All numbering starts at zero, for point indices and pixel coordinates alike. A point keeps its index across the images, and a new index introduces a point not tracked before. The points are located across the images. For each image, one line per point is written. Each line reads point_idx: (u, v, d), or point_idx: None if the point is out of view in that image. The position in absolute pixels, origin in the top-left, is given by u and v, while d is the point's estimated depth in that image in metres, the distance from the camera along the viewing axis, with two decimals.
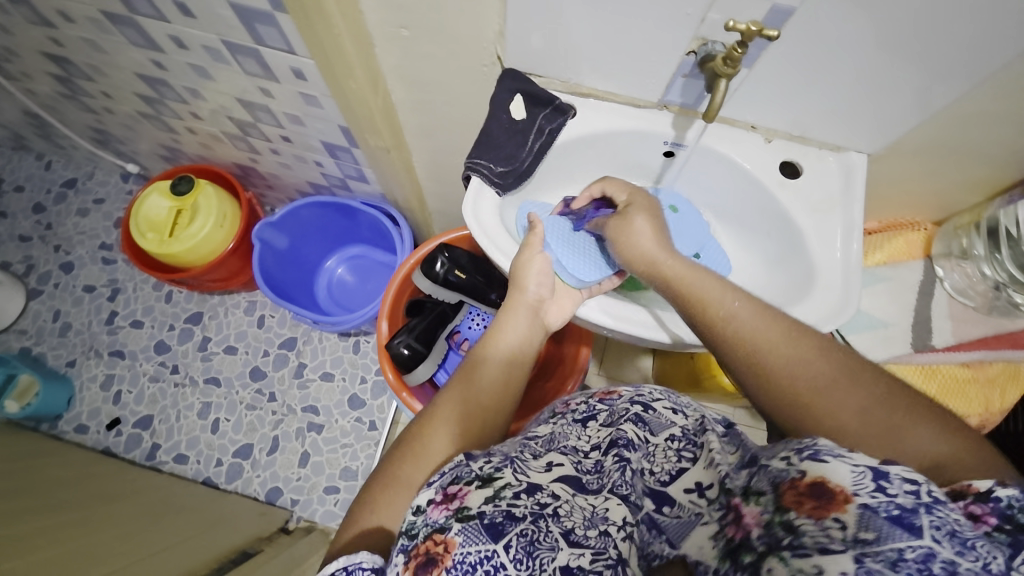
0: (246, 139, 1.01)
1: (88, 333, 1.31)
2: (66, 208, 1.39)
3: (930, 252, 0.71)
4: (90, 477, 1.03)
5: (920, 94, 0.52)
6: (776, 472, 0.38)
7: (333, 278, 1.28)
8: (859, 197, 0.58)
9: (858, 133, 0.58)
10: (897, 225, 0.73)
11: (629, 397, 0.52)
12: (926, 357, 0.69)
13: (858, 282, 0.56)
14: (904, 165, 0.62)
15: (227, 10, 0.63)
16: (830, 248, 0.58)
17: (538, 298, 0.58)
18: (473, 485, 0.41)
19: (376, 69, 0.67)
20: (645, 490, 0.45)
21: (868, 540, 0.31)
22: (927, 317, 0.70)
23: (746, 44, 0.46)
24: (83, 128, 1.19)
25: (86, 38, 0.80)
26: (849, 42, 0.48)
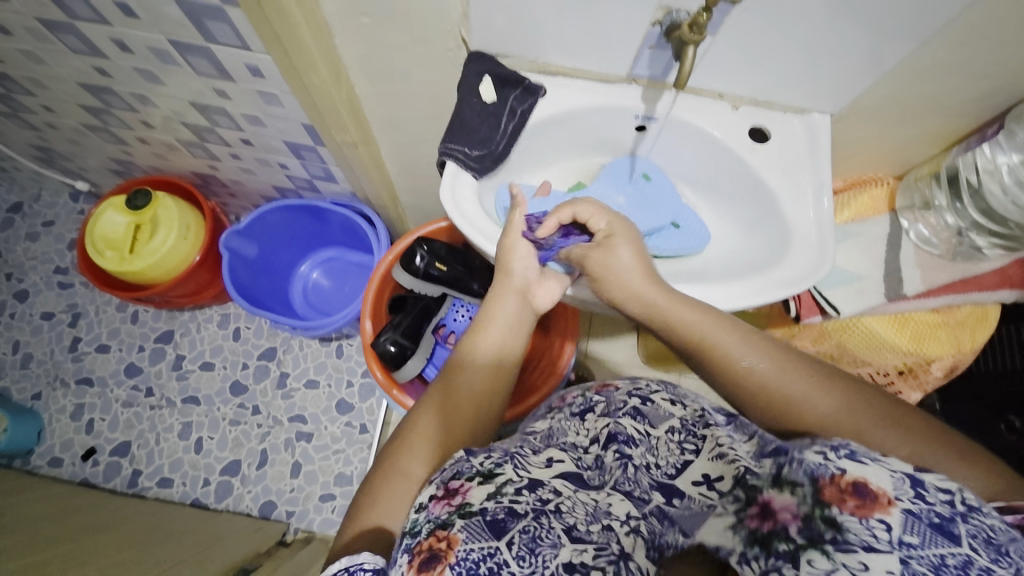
0: (204, 145, 0.97)
1: (52, 362, 1.24)
2: (13, 233, 1.31)
3: (895, 205, 0.74)
4: (70, 511, 0.98)
5: (876, 52, 0.53)
6: (812, 466, 0.37)
7: (308, 283, 1.25)
8: (825, 153, 0.60)
9: (819, 95, 0.60)
10: (861, 182, 0.75)
11: (625, 391, 0.56)
12: (901, 306, 0.72)
13: (830, 239, 0.57)
14: (866, 123, 0.64)
15: (173, 7, 0.59)
16: (803, 208, 0.59)
17: (525, 281, 0.58)
18: (475, 481, 0.42)
19: (338, 61, 0.65)
20: (652, 482, 0.46)
21: (914, 543, 0.32)
22: (898, 267, 0.71)
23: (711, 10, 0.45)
24: (23, 147, 1.12)
25: (18, 48, 0.74)
26: (807, 6, 0.49)
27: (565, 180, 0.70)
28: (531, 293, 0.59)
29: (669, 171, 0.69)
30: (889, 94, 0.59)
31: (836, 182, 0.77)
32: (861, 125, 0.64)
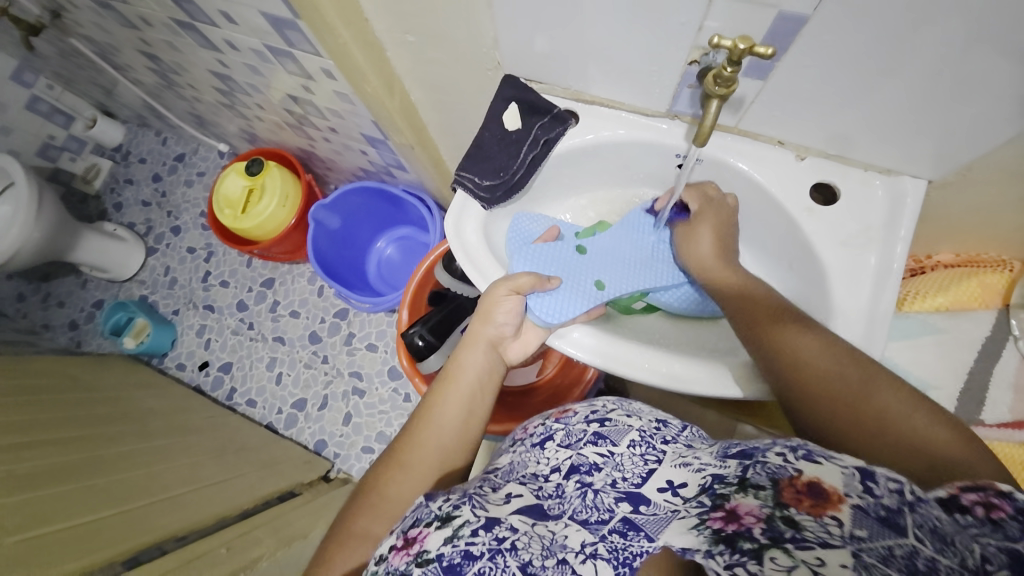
0: (302, 127, 1.09)
1: (189, 287, 1.51)
2: (176, 178, 1.61)
3: (1008, 301, 0.71)
4: (178, 410, 1.21)
5: (1013, 105, 0.44)
6: (774, 469, 0.39)
7: (382, 257, 1.35)
8: (903, 231, 0.56)
9: (908, 159, 0.55)
10: (975, 263, 0.71)
11: (585, 416, 0.54)
12: (976, 432, 0.69)
13: (880, 338, 0.54)
14: (972, 195, 0.57)
15: (261, 19, 0.66)
16: (855, 293, 0.57)
17: (498, 335, 0.62)
18: (433, 526, 0.40)
19: (391, 72, 0.70)
20: (619, 494, 0.45)
21: (863, 536, 0.33)
22: (983, 385, 0.70)
23: (735, 64, 0.45)
24: (183, 113, 1.37)
25: (165, 39, 0.91)
26: (921, 32, 0.41)
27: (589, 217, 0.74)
28: (503, 345, 0.63)
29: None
30: (1005, 166, 0.51)
31: (946, 255, 0.73)
32: (972, 194, 0.57)
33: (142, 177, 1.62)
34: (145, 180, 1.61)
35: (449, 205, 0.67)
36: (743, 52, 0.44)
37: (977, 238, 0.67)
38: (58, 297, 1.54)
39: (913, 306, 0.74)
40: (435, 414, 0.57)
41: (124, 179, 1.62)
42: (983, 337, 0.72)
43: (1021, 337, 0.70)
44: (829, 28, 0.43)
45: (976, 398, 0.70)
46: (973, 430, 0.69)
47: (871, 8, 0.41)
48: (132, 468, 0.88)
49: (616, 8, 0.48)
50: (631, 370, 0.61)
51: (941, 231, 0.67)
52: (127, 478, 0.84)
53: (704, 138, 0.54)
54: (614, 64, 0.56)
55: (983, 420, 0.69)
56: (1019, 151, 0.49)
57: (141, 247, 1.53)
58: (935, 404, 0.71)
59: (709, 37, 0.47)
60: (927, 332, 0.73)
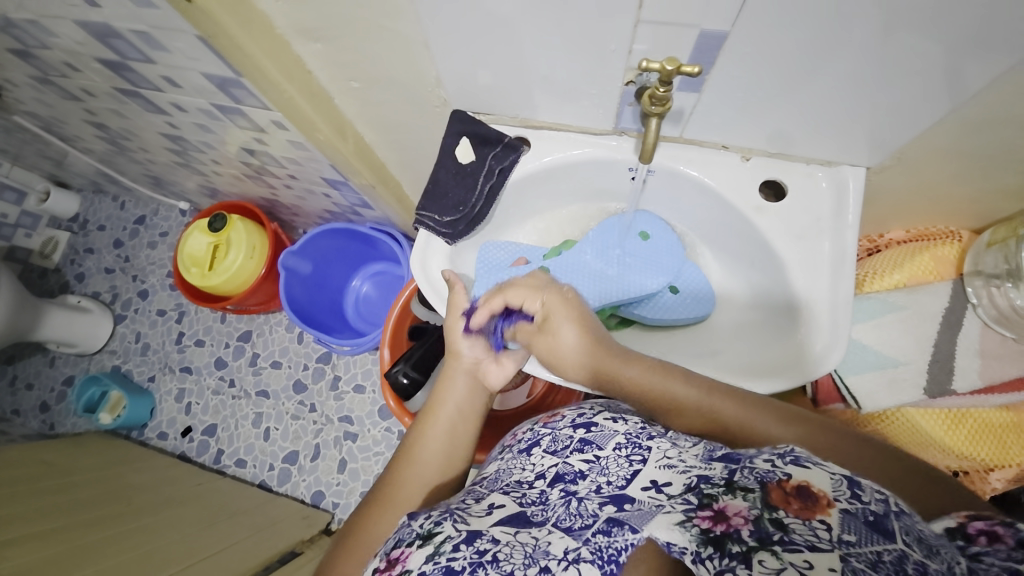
0: (261, 178, 1.08)
1: (163, 351, 1.46)
2: (139, 242, 1.55)
3: (962, 270, 0.73)
4: (163, 483, 1.16)
5: (941, 86, 0.47)
6: (762, 472, 0.39)
7: (359, 296, 1.33)
8: (853, 218, 0.59)
9: (844, 150, 0.58)
10: (926, 236, 0.75)
11: (571, 420, 0.56)
12: (952, 401, 0.73)
13: (846, 323, 0.56)
14: (913, 175, 0.60)
15: (205, 80, 0.66)
16: (816, 283, 0.59)
17: (472, 361, 0.63)
18: (415, 545, 0.40)
19: (340, 117, 0.70)
20: (603, 499, 0.45)
21: (851, 541, 0.34)
22: (949, 357, 0.72)
23: (667, 83, 0.48)
24: (139, 175, 1.34)
25: (110, 108, 0.91)
26: (849, 27, 0.43)
27: (554, 238, 0.75)
28: (480, 372, 0.64)
29: (672, 221, 0.71)
30: (937, 146, 0.54)
31: (897, 233, 0.77)
32: (915, 174, 0.60)
33: (103, 245, 1.57)
34: (106, 248, 1.56)
35: (414, 243, 0.67)
36: (672, 72, 0.46)
37: (928, 213, 0.70)
38: (24, 380, 1.47)
39: (873, 285, 0.77)
40: (418, 448, 0.58)
41: (84, 249, 1.57)
42: (942, 309, 0.74)
43: (978, 304, 0.72)
44: (749, 40, 0.46)
45: (945, 367, 0.72)
46: (948, 401, 0.73)
47: (786, 18, 0.43)
48: (116, 553, 0.83)
49: (554, 36, 0.49)
50: None
51: (893, 211, 0.70)
52: (114, 564, 0.80)
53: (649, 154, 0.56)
54: (557, 88, 0.57)
55: (956, 388, 0.72)
56: (949, 133, 0.52)
57: (108, 316, 1.48)
58: (909, 379, 0.74)
59: (639, 60, 0.49)
60: (886, 311, 0.76)
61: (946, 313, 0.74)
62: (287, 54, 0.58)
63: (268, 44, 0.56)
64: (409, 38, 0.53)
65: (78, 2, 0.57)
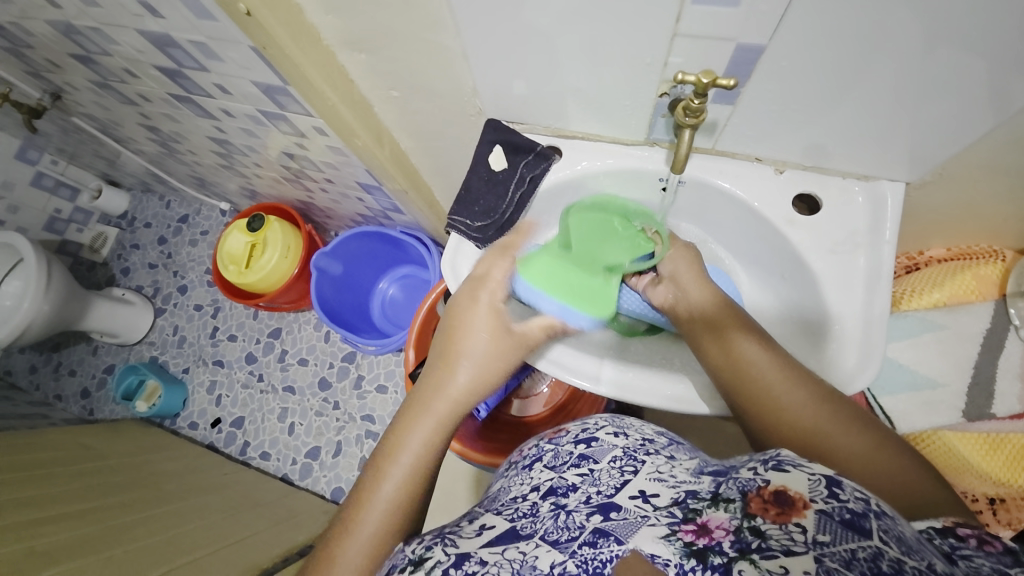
0: (299, 180, 1.12)
1: (198, 344, 1.52)
2: (181, 239, 1.63)
3: (1004, 291, 0.71)
4: (192, 471, 1.20)
5: (987, 98, 0.45)
6: (744, 482, 0.40)
7: (385, 298, 1.36)
8: (889, 233, 0.58)
9: (882, 165, 0.57)
10: (967, 255, 0.72)
11: (574, 436, 0.55)
12: (988, 425, 0.70)
13: (880, 340, 0.55)
14: (951, 193, 0.59)
15: (253, 87, 0.70)
16: (849, 299, 0.58)
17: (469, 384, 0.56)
18: (405, 572, 0.41)
19: (378, 124, 0.73)
20: (591, 509, 0.43)
21: (825, 541, 0.34)
22: (991, 377, 0.70)
23: (702, 95, 0.49)
24: (185, 176, 1.41)
25: (164, 112, 0.96)
26: (888, 38, 0.43)
27: None
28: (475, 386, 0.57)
29: (704, 232, 0.71)
30: (979, 162, 0.53)
31: (938, 250, 0.74)
32: (956, 190, 0.58)
33: (148, 241, 1.65)
34: (150, 244, 1.65)
35: (444, 249, 0.69)
36: (708, 84, 0.47)
37: (971, 231, 0.67)
38: (69, 366, 1.56)
39: (911, 303, 0.75)
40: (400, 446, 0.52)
41: (131, 245, 1.66)
42: (983, 329, 0.72)
43: (1021, 326, 0.70)
44: (785, 53, 0.46)
45: (985, 391, 0.70)
46: (983, 425, 0.70)
47: (824, 29, 0.43)
48: (146, 537, 0.87)
49: (589, 48, 0.50)
50: (644, 398, 0.64)
51: (932, 228, 0.68)
52: (145, 546, 0.83)
53: (682, 161, 0.56)
54: (590, 99, 0.58)
55: (994, 414, 0.69)
56: (992, 150, 0.51)
57: (149, 309, 1.56)
58: (944, 403, 0.72)
59: (673, 73, 0.50)
60: (924, 330, 0.74)
61: (987, 334, 0.71)
62: (331, 63, 0.62)
63: (315, 55, 0.59)
64: (448, 49, 0.55)
65: (143, 13, 0.62)
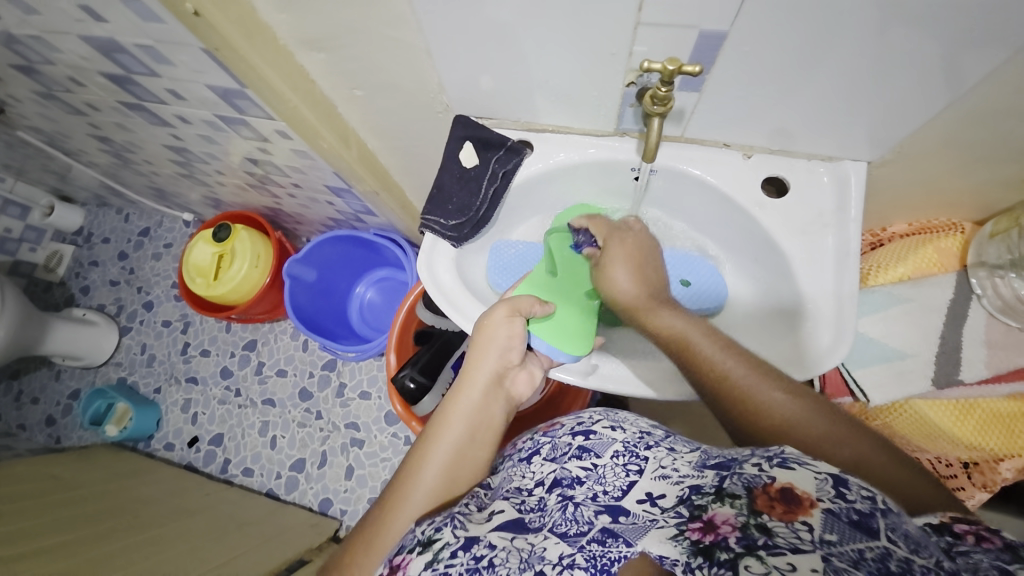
0: (265, 187, 1.09)
1: (169, 362, 1.46)
2: (143, 254, 1.56)
3: (966, 261, 0.73)
4: (171, 494, 1.16)
5: (939, 75, 0.47)
6: (749, 477, 0.40)
7: (363, 302, 1.33)
8: (854, 212, 0.59)
9: (845, 146, 0.58)
10: (929, 229, 0.75)
11: (570, 428, 0.56)
12: (956, 392, 0.73)
13: (852, 317, 0.57)
14: (911, 170, 0.61)
15: (209, 92, 0.67)
16: (820, 278, 0.59)
17: (499, 368, 0.61)
18: (416, 552, 0.42)
19: (344, 125, 0.71)
20: (599, 507, 0.45)
21: (833, 541, 0.34)
22: (957, 346, 0.73)
23: (668, 83, 0.49)
24: (144, 187, 1.35)
25: (115, 121, 0.92)
26: (846, 19, 0.43)
27: None
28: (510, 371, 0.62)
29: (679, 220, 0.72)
30: (937, 138, 0.55)
31: (900, 226, 0.77)
32: (915, 167, 0.60)
33: (108, 257, 1.58)
34: (110, 260, 1.57)
35: (419, 250, 0.68)
36: (674, 72, 0.47)
37: (931, 205, 0.70)
38: (30, 394, 1.48)
39: (878, 279, 0.78)
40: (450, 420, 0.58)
41: (89, 262, 1.58)
42: (947, 301, 0.75)
43: (983, 295, 0.73)
44: (747, 39, 0.46)
45: (952, 359, 0.73)
46: (953, 392, 0.74)
47: (784, 14, 0.43)
48: (125, 566, 0.83)
49: (555, 39, 0.50)
50: (625, 387, 0.65)
51: (895, 204, 0.70)
52: None
53: (653, 150, 0.57)
54: (558, 92, 0.58)
55: (962, 380, 0.72)
56: (947, 126, 0.53)
57: (114, 328, 1.49)
58: (915, 372, 0.75)
59: (639, 62, 0.49)
60: (893, 303, 0.77)
61: (952, 304, 0.74)
62: (291, 64, 0.59)
63: (272, 55, 0.57)
64: (411, 45, 0.53)
65: (84, 17, 0.58)
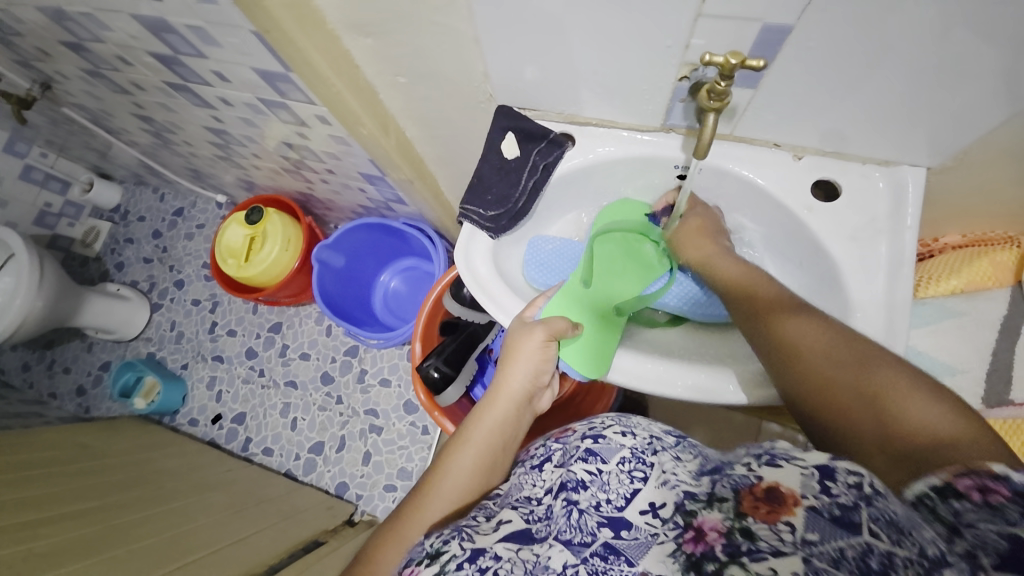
0: (298, 172, 1.10)
1: (196, 340, 1.50)
2: (177, 233, 1.60)
3: (1022, 277, 0.70)
4: (192, 468, 1.19)
5: (1015, 79, 0.44)
6: (738, 479, 0.40)
7: (388, 290, 1.34)
8: (910, 219, 0.57)
9: (904, 150, 0.56)
10: (983, 241, 0.72)
11: (581, 434, 0.55)
12: (1007, 412, 0.69)
13: (903, 327, 0.55)
14: (974, 177, 0.58)
15: (253, 75, 0.68)
16: (870, 285, 0.57)
17: (531, 385, 0.63)
18: (423, 564, 0.42)
19: (384, 112, 0.71)
20: (602, 518, 0.44)
21: (813, 541, 0.34)
22: (1010, 364, 0.70)
23: (727, 78, 0.47)
24: (181, 168, 1.39)
25: (159, 102, 0.94)
26: (917, 20, 0.41)
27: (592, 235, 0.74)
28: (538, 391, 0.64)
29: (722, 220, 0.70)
30: (1005, 148, 0.52)
31: (953, 236, 0.74)
32: (976, 177, 0.58)
33: (143, 235, 1.62)
34: (145, 238, 1.62)
35: (456, 239, 0.68)
36: (735, 66, 0.45)
37: (988, 217, 0.67)
38: (64, 364, 1.53)
39: (929, 290, 0.75)
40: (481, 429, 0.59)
41: (125, 239, 1.63)
42: (1003, 315, 0.72)
43: None
44: (812, 35, 0.45)
45: (1004, 377, 0.70)
46: (1000, 412, 0.69)
47: (852, 12, 0.42)
48: (149, 535, 0.86)
49: (609, 29, 0.49)
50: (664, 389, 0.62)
51: (950, 214, 0.68)
52: (149, 544, 0.83)
53: (704, 145, 0.55)
54: (605, 85, 0.57)
55: (1013, 400, 0.69)
56: (1021, 133, 0.50)
57: (145, 305, 1.53)
58: (960, 391, 0.72)
59: (697, 55, 0.48)
60: (945, 316, 0.74)
61: (1005, 320, 0.72)
62: (336, 49, 0.60)
63: (319, 39, 0.57)
64: (460, 32, 0.53)
65: None
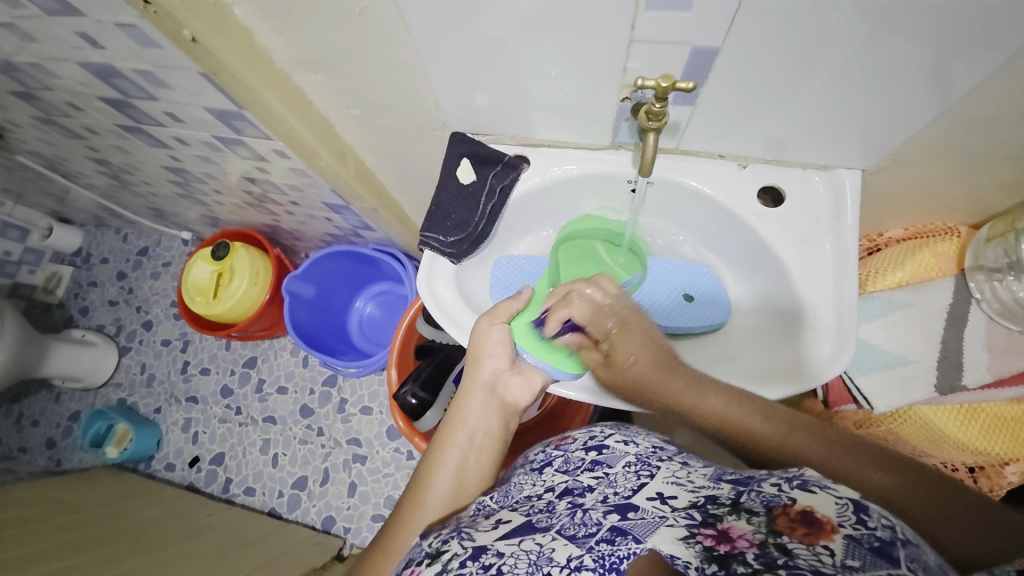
0: (263, 205, 1.09)
1: (169, 381, 1.45)
2: (142, 273, 1.56)
3: (963, 265, 0.74)
4: (171, 515, 1.15)
5: (933, 79, 0.47)
6: (768, 497, 0.39)
7: (361, 317, 1.33)
8: (851, 219, 0.60)
9: (841, 154, 0.59)
10: (922, 234, 0.76)
11: (583, 443, 0.57)
12: (962, 397, 0.73)
13: (852, 326, 0.57)
14: (908, 175, 0.61)
15: (206, 113, 0.67)
16: (820, 286, 0.59)
17: (493, 376, 0.65)
18: (424, 563, 0.43)
19: (341, 143, 0.71)
20: (608, 508, 0.45)
21: (855, 566, 0.32)
22: (958, 351, 0.73)
23: (661, 99, 0.49)
24: (141, 208, 1.36)
25: (114, 144, 0.92)
26: (837, 32, 0.44)
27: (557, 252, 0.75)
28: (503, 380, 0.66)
29: (678, 229, 0.72)
30: (931, 146, 0.56)
31: (896, 231, 0.78)
32: (908, 174, 0.61)
33: (107, 278, 1.58)
34: (109, 280, 1.57)
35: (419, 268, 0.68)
36: (667, 89, 0.48)
37: (927, 209, 0.71)
38: (31, 417, 1.47)
39: (877, 284, 0.78)
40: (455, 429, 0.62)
41: (88, 283, 1.58)
42: (946, 306, 0.74)
43: (981, 299, 0.73)
44: (742, 53, 0.47)
45: (953, 363, 0.73)
46: (957, 397, 0.74)
47: (775, 29, 0.44)
48: None
49: (551, 55, 0.50)
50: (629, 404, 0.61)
51: (891, 209, 0.71)
52: None
53: (649, 163, 0.57)
54: (553, 108, 0.58)
55: (964, 386, 0.72)
56: (944, 131, 0.53)
57: (113, 349, 1.48)
58: (918, 379, 0.74)
59: (634, 77, 0.50)
60: (890, 309, 0.77)
61: (951, 309, 0.74)
62: (288, 85, 0.60)
63: (269, 77, 0.57)
64: (408, 65, 0.54)
65: (83, 44, 0.59)
